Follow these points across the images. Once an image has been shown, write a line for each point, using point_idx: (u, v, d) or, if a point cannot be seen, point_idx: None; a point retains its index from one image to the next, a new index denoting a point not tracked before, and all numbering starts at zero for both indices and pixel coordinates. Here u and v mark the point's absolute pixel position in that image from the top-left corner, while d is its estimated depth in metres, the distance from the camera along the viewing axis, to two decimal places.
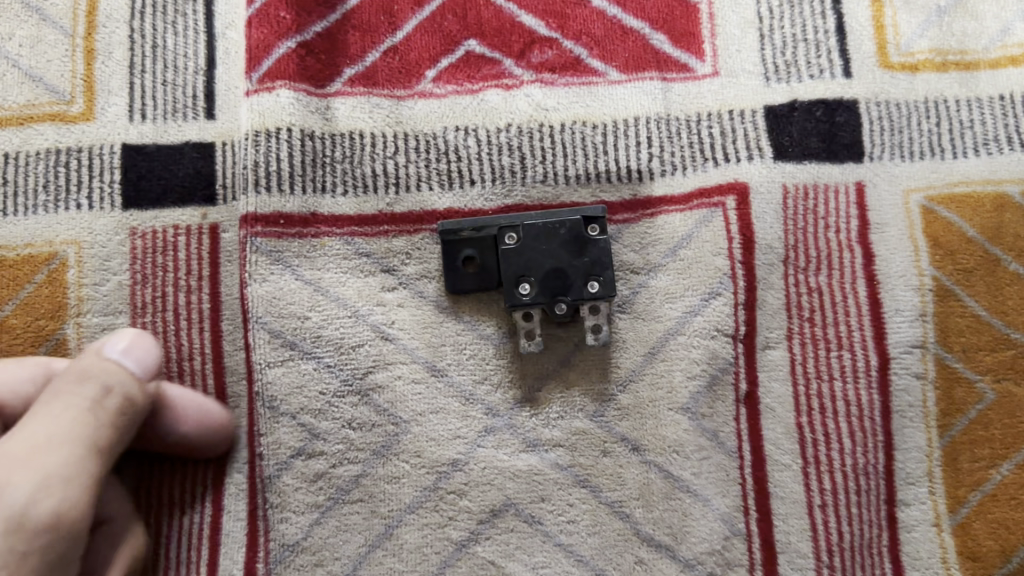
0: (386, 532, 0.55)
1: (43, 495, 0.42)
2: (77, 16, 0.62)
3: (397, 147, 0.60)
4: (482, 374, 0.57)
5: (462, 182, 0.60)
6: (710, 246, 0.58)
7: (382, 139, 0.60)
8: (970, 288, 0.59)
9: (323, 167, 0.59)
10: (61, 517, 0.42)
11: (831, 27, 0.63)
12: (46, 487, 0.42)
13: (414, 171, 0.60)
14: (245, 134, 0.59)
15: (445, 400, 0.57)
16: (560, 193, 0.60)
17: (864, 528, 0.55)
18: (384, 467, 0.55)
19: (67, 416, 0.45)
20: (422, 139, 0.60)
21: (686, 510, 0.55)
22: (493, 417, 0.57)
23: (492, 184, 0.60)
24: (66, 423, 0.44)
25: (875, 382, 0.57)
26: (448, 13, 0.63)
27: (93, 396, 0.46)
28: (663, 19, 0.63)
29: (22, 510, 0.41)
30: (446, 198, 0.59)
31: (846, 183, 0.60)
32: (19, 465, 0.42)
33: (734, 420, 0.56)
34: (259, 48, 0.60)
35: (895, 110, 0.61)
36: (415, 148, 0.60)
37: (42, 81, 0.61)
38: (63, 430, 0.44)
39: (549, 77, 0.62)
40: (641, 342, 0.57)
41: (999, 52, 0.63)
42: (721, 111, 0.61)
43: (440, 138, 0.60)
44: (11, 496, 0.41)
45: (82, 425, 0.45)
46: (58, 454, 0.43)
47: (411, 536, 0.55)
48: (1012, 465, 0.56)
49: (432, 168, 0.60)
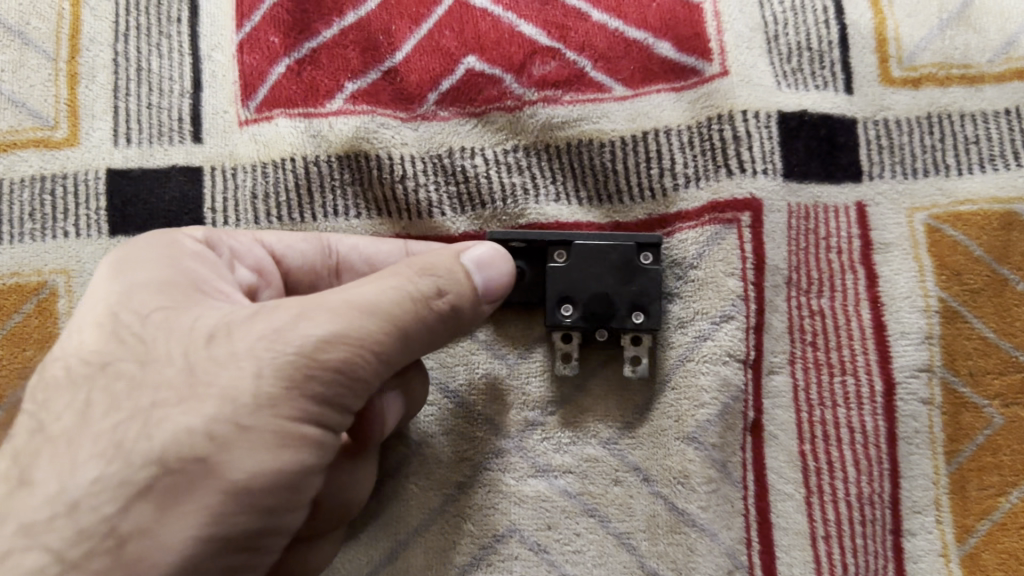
0: (391, 556, 0.55)
1: (341, 351, 0.40)
2: (60, 40, 0.61)
3: (406, 170, 0.58)
4: (491, 394, 0.57)
5: (474, 205, 0.58)
6: (722, 266, 0.56)
7: (390, 162, 0.58)
8: (978, 309, 0.57)
9: (333, 191, 0.58)
10: (349, 365, 0.41)
11: (834, 38, 0.61)
12: (346, 336, 0.40)
13: (426, 196, 0.58)
14: (250, 164, 0.59)
15: (455, 421, 0.57)
16: (572, 214, 0.58)
17: (869, 560, 0.54)
18: (393, 489, 0.56)
19: (393, 287, 0.43)
20: (431, 161, 0.58)
21: (692, 544, 0.53)
22: (502, 439, 0.56)
23: (504, 202, 0.58)
24: (389, 297, 0.42)
25: (880, 408, 0.55)
26: (445, 29, 0.61)
27: (426, 294, 0.44)
28: (666, 26, 0.61)
29: (320, 342, 0.40)
30: (461, 223, 0.58)
31: (846, 204, 0.58)
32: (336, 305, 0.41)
33: (741, 449, 0.55)
34: (252, 75, 0.60)
35: (895, 127, 0.60)
36: (425, 170, 0.58)
37: (25, 106, 0.60)
38: (385, 303, 0.42)
39: (552, 93, 0.60)
40: (654, 369, 0.56)
41: (1004, 65, 0.61)
42: (734, 111, 0.58)
43: (448, 159, 0.58)
44: (314, 327, 0.40)
45: (400, 307, 0.43)
46: (368, 322, 0.41)
47: (416, 559, 0.55)
48: (1022, 492, 0.55)
49: (444, 192, 0.58)
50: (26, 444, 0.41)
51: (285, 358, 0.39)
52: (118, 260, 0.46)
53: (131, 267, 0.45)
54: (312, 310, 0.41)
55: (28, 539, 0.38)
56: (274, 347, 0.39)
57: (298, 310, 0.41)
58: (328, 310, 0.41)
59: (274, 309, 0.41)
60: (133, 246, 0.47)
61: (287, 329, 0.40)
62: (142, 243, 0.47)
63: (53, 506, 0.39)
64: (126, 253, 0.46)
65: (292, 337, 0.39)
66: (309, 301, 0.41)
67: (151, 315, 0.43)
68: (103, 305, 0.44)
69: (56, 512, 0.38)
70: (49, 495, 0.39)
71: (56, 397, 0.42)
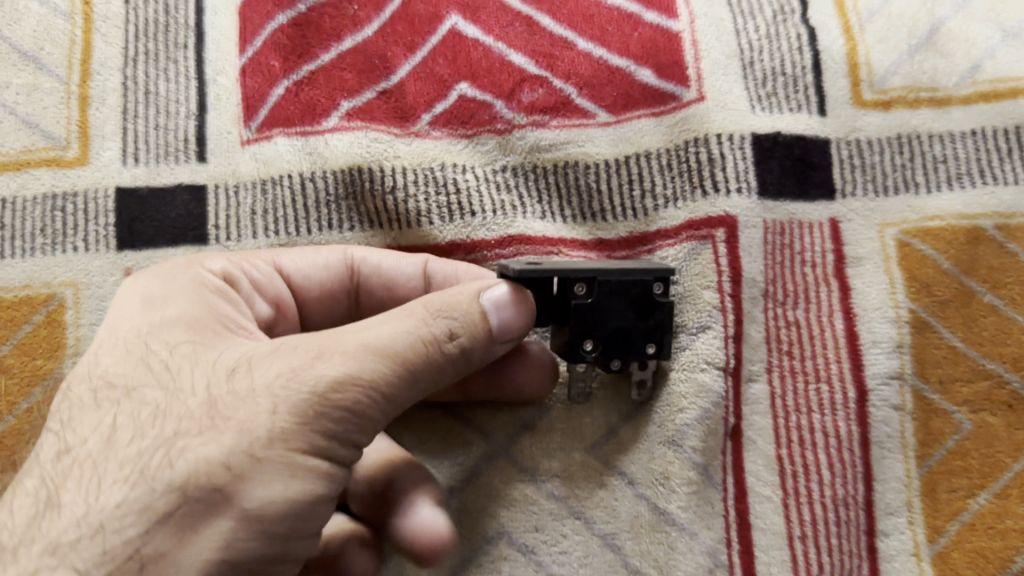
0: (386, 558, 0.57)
1: (354, 393, 0.43)
2: (73, 65, 0.64)
3: (396, 182, 0.61)
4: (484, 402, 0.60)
5: (463, 214, 0.61)
6: (700, 279, 0.59)
7: (381, 174, 0.61)
8: (947, 320, 0.59)
9: (328, 206, 0.61)
10: (358, 402, 0.43)
11: (808, 64, 0.65)
12: (356, 380, 0.43)
13: (414, 205, 0.61)
14: (251, 181, 0.61)
15: (447, 427, 0.60)
16: (558, 230, 0.61)
17: (844, 559, 0.56)
18: None
19: (404, 326, 0.46)
20: (422, 173, 0.61)
21: (673, 543, 0.56)
22: (493, 445, 0.59)
23: (493, 214, 0.61)
24: (402, 335, 0.45)
25: (853, 413, 0.58)
26: (439, 57, 0.64)
27: (437, 336, 0.46)
28: (647, 54, 0.65)
29: (331, 383, 0.43)
30: (447, 231, 0.61)
31: (820, 220, 0.61)
32: (350, 349, 0.44)
33: (721, 454, 0.57)
34: (254, 97, 0.63)
35: (866, 147, 0.63)
36: (415, 181, 0.61)
37: (39, 127, 0.63)
38: (395, 345, 0.45)
39: (540, 118, 0.63)
40: None
41: (970, 88, 0.64)
42: (709, 135, 0.62)
43: (439, 173, 0.61)
44: (327, 370, 0.43)
45: (411, 350, 0.45)
46: (381, 363, 0.44)
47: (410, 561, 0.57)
48: (989, 495, 0.57)
49: (432, 202, 0.61)
50: (55, 466, 0.44)
51: (299, 397, 0.42)
52: (148, 296, 0.50)
53: (162, 303, 0.49)
54: (327, 350, 0.44)
55: (56, 559, 0.41)
56: (292, 382, 0.42)
57: (317, 353, 0.44)
58: (343, 352, 0.44)
59: (293, 348, 0.44)
60: (164, 283, 0.51)
61: (304, 368, 0.43)
62: (169, 278, 0.52)
63: (81, 527, 0.41)
64: (157, 289, 0.51)
65: (307, 376, 0.43)
66: (326, 341, 0.44)
67: (180, 344, 0.47)
68: (132, 337, 0.48)
69: (83, 533, 0.41)
70: (77, 516, 0.42)
71: (84, 419, 0.45)
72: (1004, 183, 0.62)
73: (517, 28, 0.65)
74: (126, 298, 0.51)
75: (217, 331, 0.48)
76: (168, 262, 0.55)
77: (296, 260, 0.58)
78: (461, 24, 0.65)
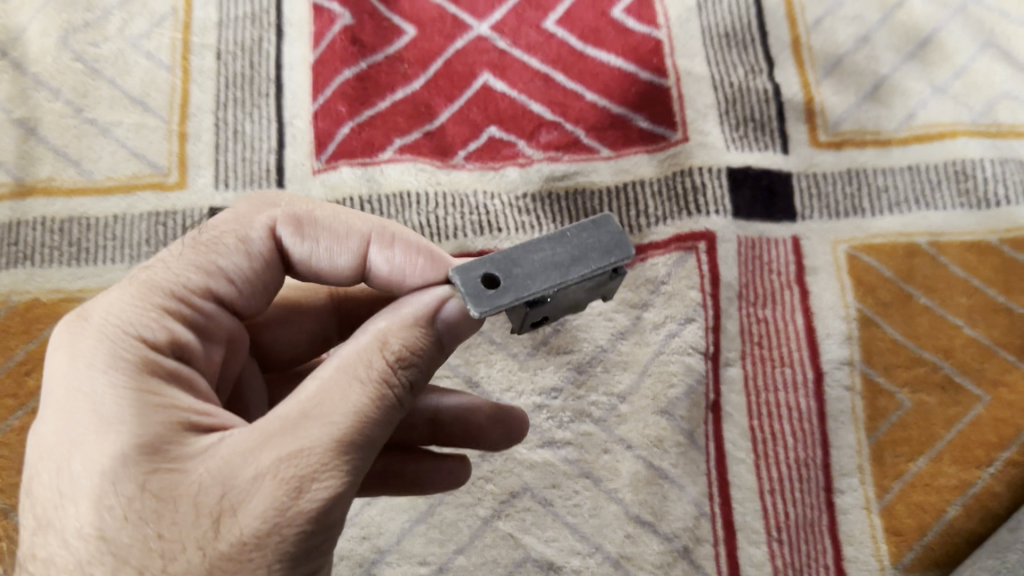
0: (428, 509, 0.68)
1: (345, 502, 0.40)
2: (174, 108, 0.78)
3: (438, 203, 0.75)
4: (508, 384, 0.71)
5: (491, 230, 0.74)
6: (686, 281, 0.73)
7: (426, 197, 0.75)
8: (890, 317, 0.72)
9: None
10: (347, 504, 0.41)
11: (773, 113, 0.79)
12: (343, 493, 0.40)
13: (452, 222, 0.74)
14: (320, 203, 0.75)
15: None
16: None
17: (807, 510, 0.68)
18: None
19: (374, 401, 0.42)
20: (458, 197, 0.75)
21: (666, 493, 0.68)
22: None
23: (516, 230, 0.74)
24: (372, 414, 0.42)
25: (812, 391, 0.70)
26: (473, 106, 0.79)
27: (397, 398, 0.43)
28: (643, 105, 0.79)
29: (321, 507, 0.39)
30: (479, 242, 0.74)
31: (784, 237, 0.75)
32: (327, 461, 0.39)
33: (704, 423, 0.70)
34: (324, 136, 0.77)
35: (822, 180, 0.77)
36: (452, 203, 0.75)
37: (146, 157, 0.76)
38: (368, 432, 0.41)
39: (555, 154, 0.77)
40: (635, 363, 0.71)
41: (907, 132, 0.78)
42: (693, 167, 0.76)
43: (472, 197, 0.75)
44: (316, 492, 0.39)
45: (382, 427, 0.42)
46: (366, 448, 0.41)
47: (448, 512, 0.68)
48: (927, 459, 0.68)
49: (466, 220, 0.74)
50: None
51: (293, 537, 0.38)
52: (93, 398, 0.41)
53: (116, 417, 0.40)
54: (311, 465, 0.39)
55: None
56: (287, 521, 0.38)
57: (299, 476, 0.39)
58: (324, 467, 0.39)
59: (273, 476, 0.38)
60: (106, 385, 0.42)
61: (293, 502, 0.38)
62: (119, 371, 0.42)
63: None
64: (103, 398, 0.41)
65: (298, 509, 0.38)
66: (300, 451, 0.39)
67: (152, 477, 0.39)
68: (91, 477, 0.39)
69: None
70: None
71: None
72: (935, 208, 0.76)
73: (537, 84, 0.80)
74: (67, 408, 0.41)
75: (171, 430, 0.41)
76: (92, 328, 0.44)
77: (228, 264, 0.49)
78: (492, 81, 0.80)
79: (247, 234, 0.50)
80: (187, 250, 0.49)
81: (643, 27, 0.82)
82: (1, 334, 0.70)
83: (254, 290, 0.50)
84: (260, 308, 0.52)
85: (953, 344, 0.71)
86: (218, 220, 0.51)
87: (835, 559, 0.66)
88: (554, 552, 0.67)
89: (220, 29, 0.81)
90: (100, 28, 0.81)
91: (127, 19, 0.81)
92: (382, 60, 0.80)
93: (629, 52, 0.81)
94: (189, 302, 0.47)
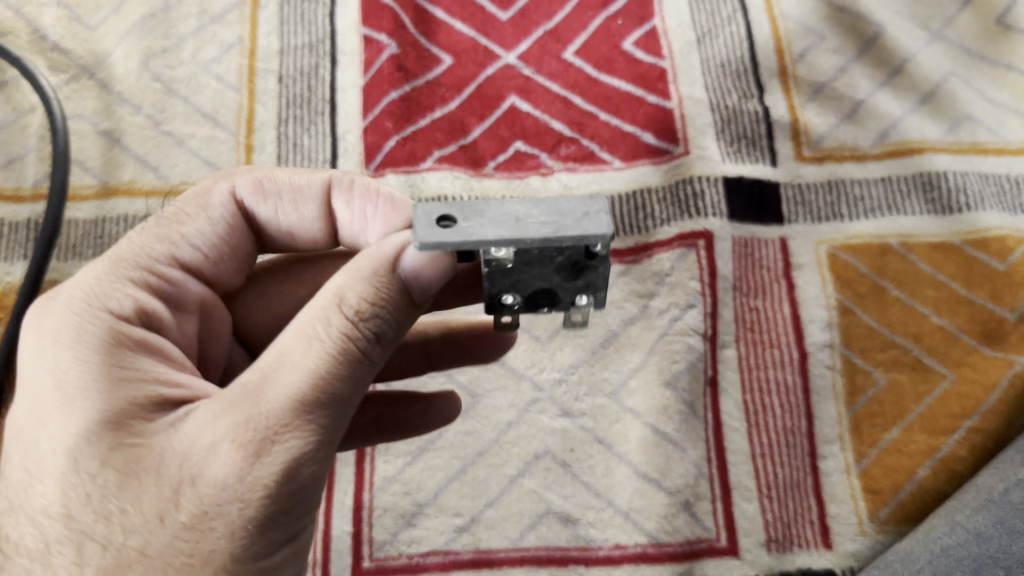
0: (462, 469, 0.78)
1: (307, 459, 0.45)
2: (241, 124, 0.90)
3: None
4: (533, 362, 0.82)
5: None
6: (688, 273, 0.83)
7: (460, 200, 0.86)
8: (865, 306, 0.82)
9: None
10: (317, 462, 0.45)
11: (764, 131, 0.90)
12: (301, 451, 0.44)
13: None
14: None
15: (505, 380, 0.81)
16: None
17: (794, 471, 0.77)
18: (463, 424, 0.80)
19: (328, 366, 0.46)
20: None
21: (669, 454, 0.78)
22: (538, 390, 0.81)
23: None
24: (327, 376, 0.46)
25: (798, 369, 0.80)
26: (502, 124, 0.90)
27: (359, 354, 0.47)
28: (650, 124, 0.91)
29: (279, 468, 0.44)
30: None
31: (773, 239, 0.86)
32: (281, 425, 0.44)
33: (704, 396, 0.80)
34: (371, 148, 0.88)
35: (805, 189, 0.88)
36: None
37: (216, 165, 0.88)
38: (326, 391, 0.45)
39: (573, 166, 0.89)
40: (643, 344, 0.82)
41: (880, 148, 0.89)
42: (693, 177, 0.87)
43: None
44: (270, 457, 0.44)
45: (345, 382, 0.46)
46: (326, 411, 0.45)
47: (479, 471, 0.78)
48: (899, 429, 0.77)
49: None
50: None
51: (257, 498, 0.44)
52: (61, 378, 0.49)
53: (82, 394, 0.48)
54: (265, 430, 0.44)
55: None
56: (244, 484, 0.43)
57: (251, 445, 0.44)
58: (276, 432, 0.44)
59: (229, 445, 0.44)
60: (74, 362, 0.49)
61: (249, 469, 0.43)
62: (88, 351, 0.50)
63: None
64: (71, 377, 0.49)
65: (255, 473, 0.44)
66: (256, 417, 0.44)
67: (114, 451, 0.45)
68: (55, 453, 0.46)
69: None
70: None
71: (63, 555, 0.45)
72: (904, 213, 0.86)
73: (557, 105, 0.91)
74: (38, 387, 0.49)
75: (139, 404, 0.48)
76: (61, 306, 0.53)
77: (189, 232, 0.61)
78: (518, 102, 0.91)
79: (209, 205, 0.63)
80: (150, 229, 0.61)
81: (650, 57, 0.94)
82: None
83: (221, 256, 0.63)
84: (229, 271, 0.64)
85: (922, 330, 0.81)
86: (184, 200, 0.64)
87: (819, 514, 0.75)
88: (572, 506, 0.77)
89: (281, 56, 0.92)
90: (176, 53, 0.92)
91: (199, 46, 0.93)
92: (422, 84, 0.92)
93: (638, 79, 0.93)
94: (155, 275, 0.59)
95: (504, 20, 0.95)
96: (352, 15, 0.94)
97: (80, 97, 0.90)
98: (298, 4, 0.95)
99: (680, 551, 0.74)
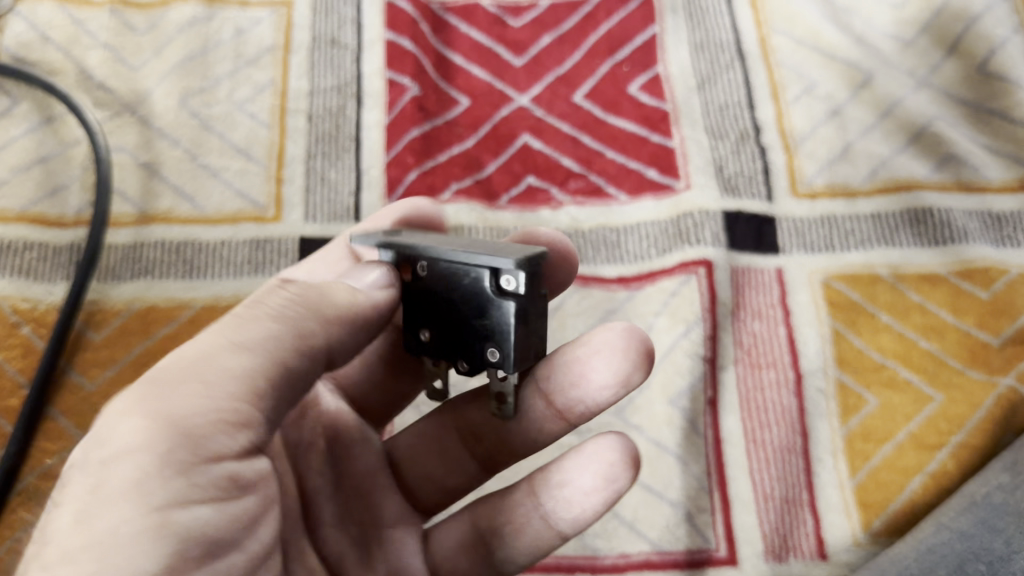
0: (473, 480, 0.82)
1: (154, 395, 0.45)
2: (271, 159, 0.96)
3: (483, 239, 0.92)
4: None
5: None
6: (688, 300, 0.88)
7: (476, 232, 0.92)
8: (856, 331, 0.87)
9: None
10: (174, 402, 0.45)
11: (760, 169, 0.96)
12: (151, 392, 0.46)
13: None
14: None
15: None
16: (595, 268, 0.91)
17: (789, 487, 0.81)
18: None
19: (209, 333, 0.50)
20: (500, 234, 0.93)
21: (671, 468, 0.82)
22: None
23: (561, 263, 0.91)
24: (207, 338, 0.49)
25: (794, 390, 0.84)
26: (516, 161, 0.97)
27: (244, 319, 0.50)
28: (654, 162, 0.97)
29: (122, 409, 0.45)
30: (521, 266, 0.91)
31: (770, 269, 0.91)
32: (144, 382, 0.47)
33: (705, 414, 0.84)
34: (393, 181, 0.94)
35: (802, 224, 0.93)
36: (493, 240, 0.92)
37: (248, 196, 0.94)
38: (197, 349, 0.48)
39: (581, 200, 0.95)
40: None
41: (871, 184, 0.95)
42: (695, 210, 0.93)
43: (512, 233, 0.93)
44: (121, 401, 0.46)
45: (222, 339, 0.48)
46: (183, 360, 0.47)
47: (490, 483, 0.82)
48: (891, 447, 0.81)
49: None
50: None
51: (99, 442, 0.44)
52: None
53: None
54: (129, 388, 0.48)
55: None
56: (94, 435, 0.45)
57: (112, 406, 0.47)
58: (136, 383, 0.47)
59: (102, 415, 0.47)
60: None
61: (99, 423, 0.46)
62: None
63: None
64: None
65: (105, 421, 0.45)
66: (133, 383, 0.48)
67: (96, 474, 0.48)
68: None
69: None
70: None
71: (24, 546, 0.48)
72: (893, 246, 0.92)
73: (567, 143, 0.98)
74: None
75: None
76: None
77: None
78: (530, 141, 0.98)
79: None
80: None
81: (654, 101, 1.00)
82: (125, 333, 0.86)
83: None
84: None
85: (911, 355, 0.85)
86: None
87: (815, 528, 0.79)
88: None
89: (311, 97, 0.99)
90: (212, 93, 0.99)
91: (234, 87, 0.99)
92: (441, 124, 0.98)
93: (643, 120, 0.99)
94: None
95: (517, 66, 1.02)
96: (377, 60, 1.01)
97: (123, 133, 0.97)
98: (326, 49, 1.02)
99: (682, 560, 0.78)
